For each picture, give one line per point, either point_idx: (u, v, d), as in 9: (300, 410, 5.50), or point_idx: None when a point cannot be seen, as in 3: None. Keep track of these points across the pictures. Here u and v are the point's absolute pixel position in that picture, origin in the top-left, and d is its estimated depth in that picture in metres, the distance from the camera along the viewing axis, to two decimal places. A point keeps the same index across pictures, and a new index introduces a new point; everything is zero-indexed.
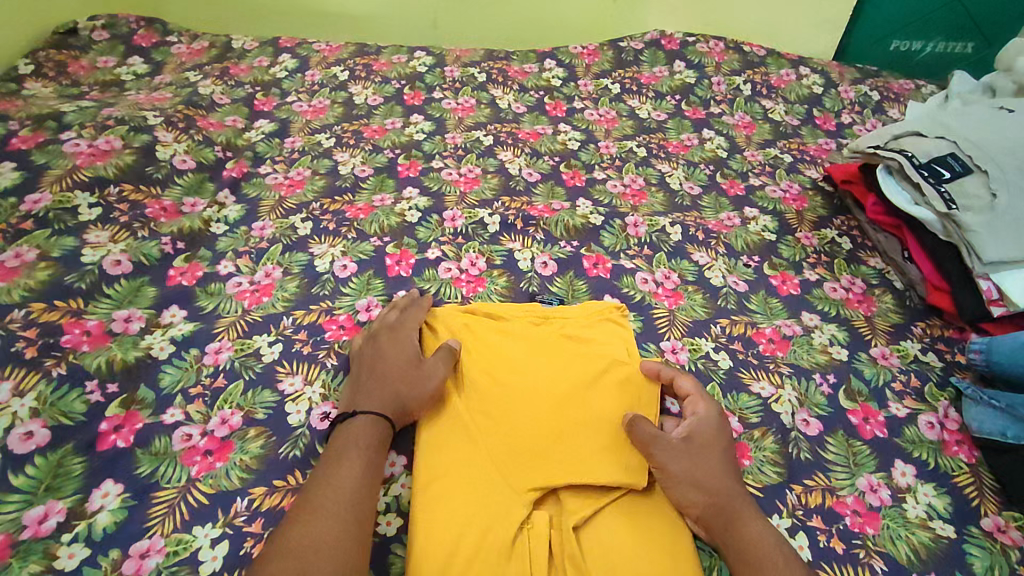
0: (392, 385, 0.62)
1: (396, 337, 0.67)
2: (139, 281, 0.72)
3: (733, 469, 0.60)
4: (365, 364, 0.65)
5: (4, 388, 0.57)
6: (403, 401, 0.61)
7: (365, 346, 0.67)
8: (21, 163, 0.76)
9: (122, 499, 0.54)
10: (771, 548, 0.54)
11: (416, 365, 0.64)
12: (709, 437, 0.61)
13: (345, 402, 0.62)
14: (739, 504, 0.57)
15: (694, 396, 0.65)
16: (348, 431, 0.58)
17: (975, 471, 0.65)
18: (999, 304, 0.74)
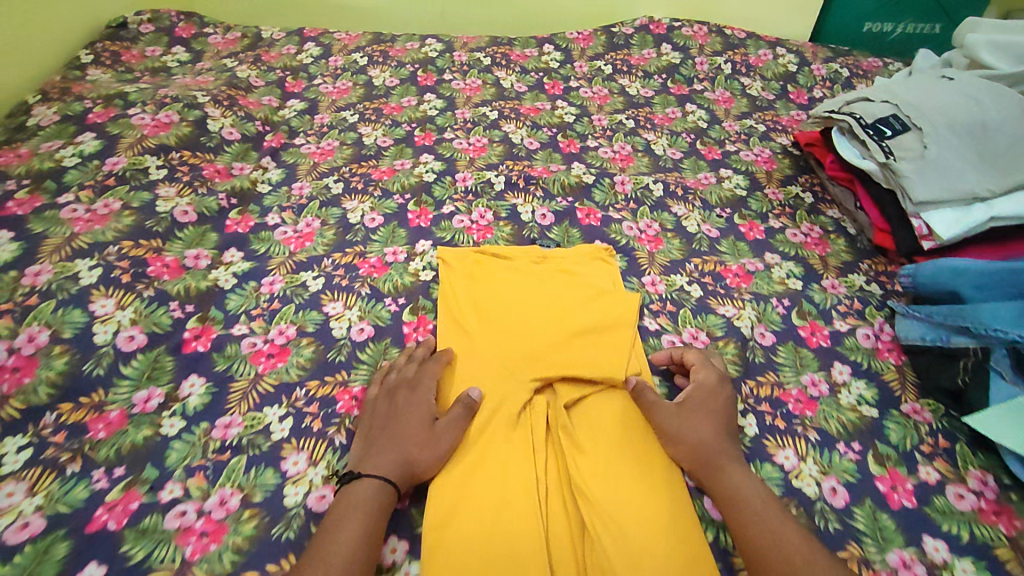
0: (402, 448, 0.63)
1: (416, 391, 0.68)
2: (204, 228, 0.86)
3: (728, 432, 0.68)
4: (378, 419, 0.66)
5: (110, 303, 0.72)
6: (410, 464, 0.62)
7: (383, 399, 0.68)
8: (100, 133, 0.91)
9: (207, 387, 0.70)
10: (752, 497, 0.61)
11: (430, 428, 0.65)
12: (711, 402, 0.70)
13: (354, 457, 0.64)
14: (730, 459, 0.65)
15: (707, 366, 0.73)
16: (353, 489, 0.59)
17: (900, 370, 0.78)
18: (929, 239, 0.85)
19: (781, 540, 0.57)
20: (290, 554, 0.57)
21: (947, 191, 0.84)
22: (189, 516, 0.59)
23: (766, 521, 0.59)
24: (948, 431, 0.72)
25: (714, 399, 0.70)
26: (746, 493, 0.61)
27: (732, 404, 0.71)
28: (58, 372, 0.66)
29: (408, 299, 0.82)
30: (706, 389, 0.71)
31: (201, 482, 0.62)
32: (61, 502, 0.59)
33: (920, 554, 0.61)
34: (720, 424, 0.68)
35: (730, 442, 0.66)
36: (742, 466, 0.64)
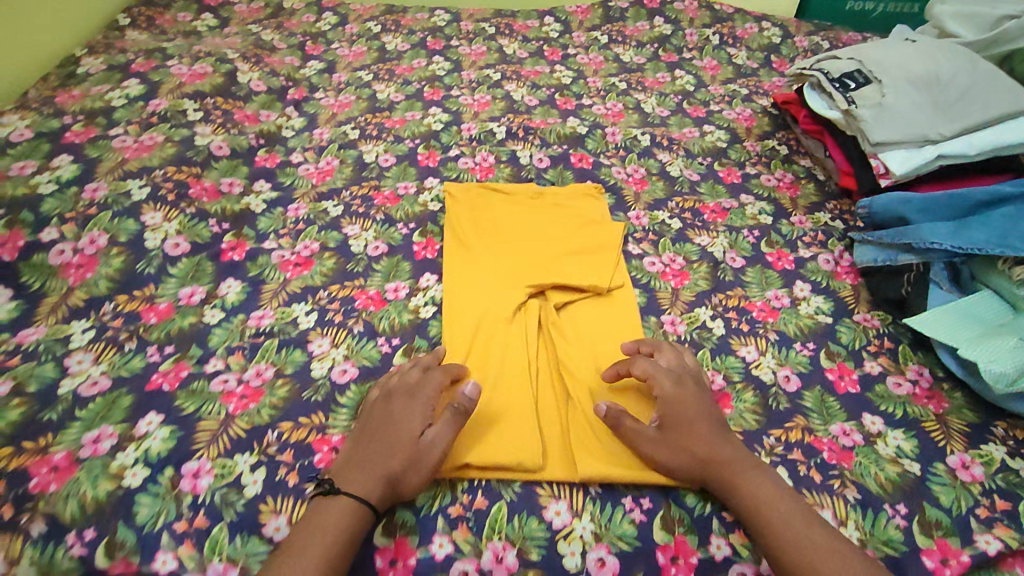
0: (387, 461, 0.59)
1: (411, 399, 0.64)
2: (236, 162, 0.96)
3: (719, 435, 0.63)
4: (369, 427, 0.63)
5: (158, 216, 0.82)
6: (393, 482, 0.59)
7: (379, 404, 0.65)
8: (143, 79, 1.01)
9: (242, 288, 0.80)
10: (768, 505, 0.59)
11: (421, 442, 0.61)
12: (687, 411, 0.64)
13: (337, 468, 0.61)
14: (734, 465, 0.61)
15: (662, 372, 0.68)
16: (324, 510, 0.57)
17: (855, 288, 0.88)
18: (886, 177, 0.94)
19: (804, 543, 0.56)
20: (319, 411, 0.67)
21: (901, 132, 0.93)
22: (230, 382, 0.69)
23: (788, 524, 0.57)
24: (893, 335, 0.82)
25: (688, 407, 0.65)
26: (764, 501, 0.59)
27: (706, 406, 0.66)
28: (116, 270, 0.77)
29: (418, 224, 0.92)
30: (679, 401, 0.65)
31: (240, 359, 0.72)
32: (123, 368, 0.69)
33: (858, 426, 0.71)
34: (708, 434, 0.63)
35: (727, 445, 0.63)
36: (746, 466, 0.62)
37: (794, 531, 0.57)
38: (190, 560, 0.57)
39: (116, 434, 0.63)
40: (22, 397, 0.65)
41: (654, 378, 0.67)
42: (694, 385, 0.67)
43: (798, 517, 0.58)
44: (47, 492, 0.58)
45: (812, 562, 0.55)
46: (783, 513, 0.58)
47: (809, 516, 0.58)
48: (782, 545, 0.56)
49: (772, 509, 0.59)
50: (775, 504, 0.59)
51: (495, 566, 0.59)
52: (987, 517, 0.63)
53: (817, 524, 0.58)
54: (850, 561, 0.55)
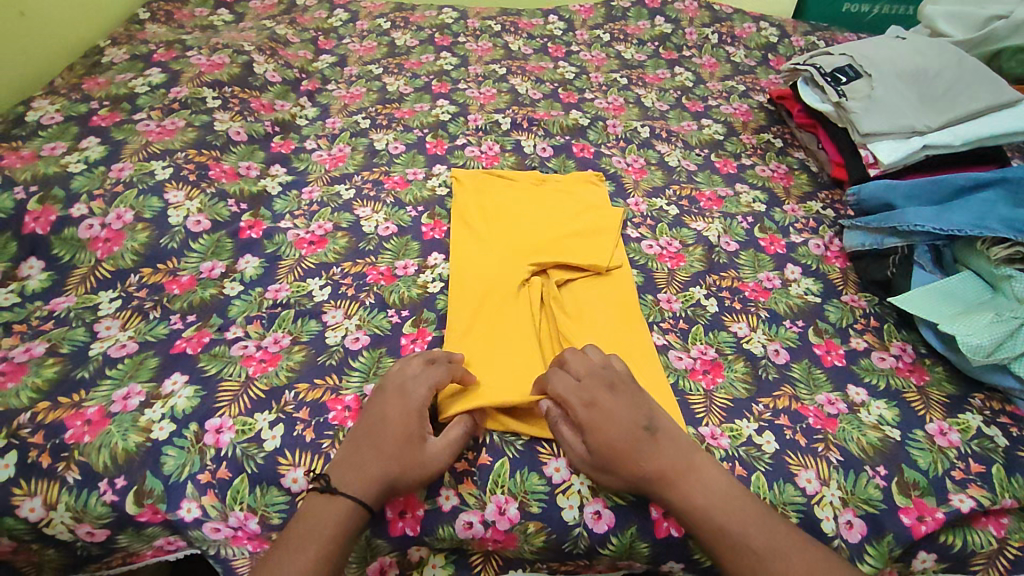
0: (382, 460, 0.59)
1: (406, 397, 0.63)
2: (253, 147, 1.01)
3: (642, 448, 0.60)
4: (365, 424, 0.62)
5: (180, 195, 0.87)
6: (387, 482, 0.59)
7: (375, 397, 0.65)
8: (165, 69, 1.06)
9: (259, 263, 0.84)
10: (705, 514, 0.58)
11: (418, 443, 0.61)
12: (608, 433, 0.61)
13: (333, 463, 0.61)
14: (665, 479, 0.59)
15: (573, 390, 0.64)
16: (320, 508, 0.57)
17: (844, 272, 0.92)
18: (875, 166, 0.99)
19: (748, 549, 0.56)
20: (333, 374, 0.71)
21: (889, 124, 0.98)
22: (250, 348, 0.73)
23: (729, 530, 0.57)
24: (879, 315, 0.85)
25: (606, 429, 0.61)
26: (699, 512, 0.58)
27: (626, 419, 0.61)
28: (141, 244, 0.81)
29: (426, 208, 0.96)
30: (596, 424, 0.61)
31: (258, 328, 0.76)
32: (148, 334, 0.73)
33: (843, 396, 0.74)
34: (631, 453, 0.60)
35: (653, 458, 0.60)
36: (677, 474, 0.60)
37: (737, 538, 0.57)
38: (213, 508, 0.62)
39: (143, 392, 0.66)
40: (56, 357, 0.69)
41: (569, 403, 0.63)
42: (608, 396, 0.63)
43: (739, 520, 0.57)
44: (81, 443, 0.62)
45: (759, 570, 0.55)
46: (723, 519, 0.57)
47: (748, 513, 0.58)
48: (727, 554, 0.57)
49: (709, 518, 0.58)
50: (713, 512, 0.58)
51: (498, 517, 0.63)
52: (962, 479, 0.67)
53: (761, 522, 0.58)
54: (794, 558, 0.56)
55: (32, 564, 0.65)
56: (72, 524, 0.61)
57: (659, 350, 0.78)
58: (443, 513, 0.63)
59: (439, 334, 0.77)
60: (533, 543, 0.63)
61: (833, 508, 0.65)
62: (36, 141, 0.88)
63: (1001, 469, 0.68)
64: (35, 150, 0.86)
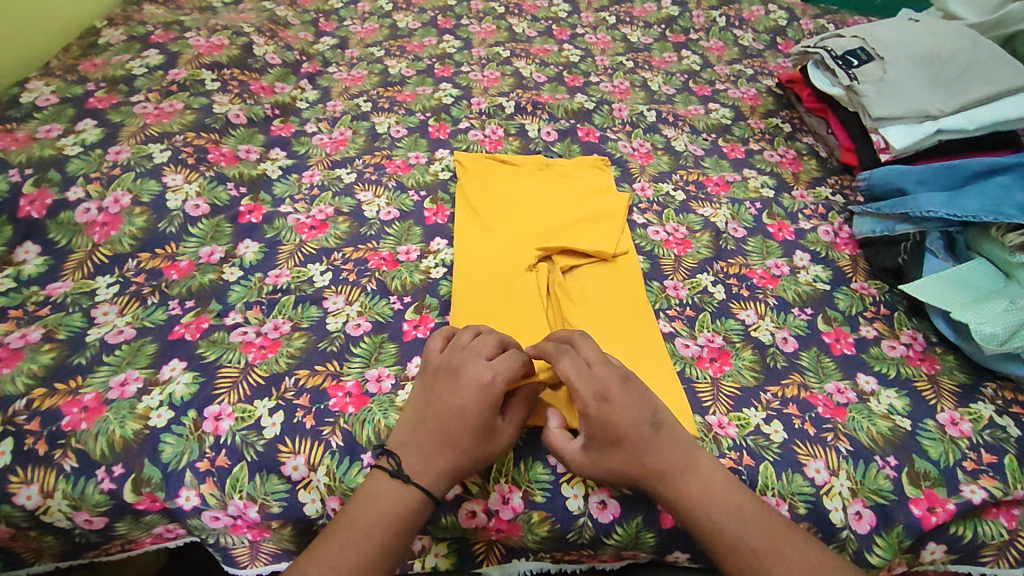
0: (455, 452, 0.57)
1: (484, 387, 0.59)
2: (252, 130, 0.99)
3: (643, 444, 0.58)
4: (436, 409, 0.59)
5: (178, 178, 0.85)
6: (458, 473, 0.58)
7: (447, 379, 0.61)
8: (162, 50, 1.05)
9: (259, 248, 0.82)
10: (704, 513, 0.56)
11: (492, 435, 0.59)
12: (611, 426, 0.58)
13: (400, 444, 0.59)
14: (665, 476, 0.58)
15: (581, 376, 0.60)
16: (389, 495, 0.55)
17: (853, 259, 0.90)
18: (886, 151, 0.97)
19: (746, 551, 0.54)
20: (334, 360, 0.70)
21: (902, 108, 0.96)
22: (249, 334, 0.72)
23: (728, 530, 0.55)
24: (889, 302, 0.84)
25: (610, 422, 0.58)
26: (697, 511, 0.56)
27: (631, 411, 0.59)
28: (138, 228, 0.79)
29: (429, 192, 0.95)
30: (601, 414, 0.58)
31: (258, 314, 0.74)
32: (146, 320, 0.71)
33: (852, 385, 0.73)
34: (631, 448, 0.58)
35: (654, 454, 0.58)
36: (676, 472, 0.58)
37: (735, 538, 0.54)
38: (212, 497, 0.61)
39: (141, 378, 0.65)
40: (52, 343, 0.68)
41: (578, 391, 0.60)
42: (619, 388, 0.60)
43: (738, 521, 0.55)
44: (78, 430, 0.61)
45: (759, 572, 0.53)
46: (720, 519, 0.55)
47: (748, 514, 0.56)
48: (724, 555, 0.55)
49: (708, 518, 0.56)
50: (712, 512, 0.56)
51: (501, 507, 0.62)
52: (973, 469, 0.66)
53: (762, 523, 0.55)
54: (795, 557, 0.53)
55: (30, 551, 0.64)
56: (70, 512, 0.60)
57: (666, 338, 0.77)
58: (447, 502, 0.62)
59: (442, 321, 0.76)
60: (536, 533, 0.62)
61: (843, 498, 0.64)
62: (31, 123, 0.86)
63: (1013, 460, 0.66)
64: (30, 133, 0.85)
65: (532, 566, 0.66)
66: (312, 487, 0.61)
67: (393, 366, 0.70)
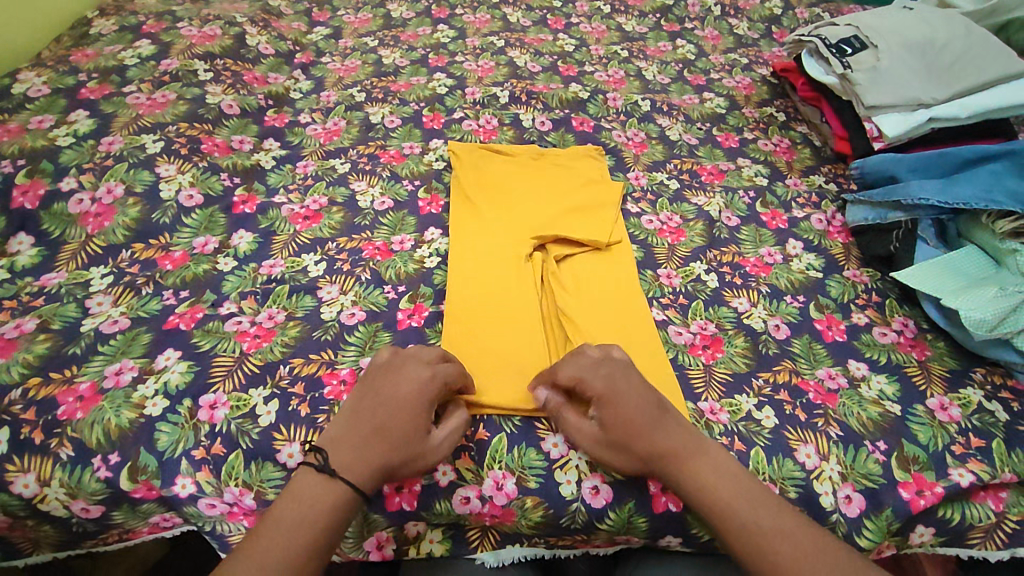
0: (387, 449, 0.57)
1: (423, 386, 0.60)
2: (246, 121, 0.99)
3: (657, 424, 0.60)
4: (371, 405, 0.59)
5: (172, 169, 0.85)
6: (388, 471, 0.57)
7: (386, 377, 0.61)
8: (155, 40, 1.04)
9: (253, 238, 0.82)
10: (715, 493, 0.57)
11: (426, 433, 0.59)
12: (622, 409, 0.60)
13: (331, 439, 0.58)
14: (677, 458, 0.59)
15: (587, 368, 0.62)
16: (315, 492, 0.55)
17: (846, 247, 0.90)
18: (879, 140, 0.97)
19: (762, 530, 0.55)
20: (329, 348, 0.70)
21: (895, 97, 0.96)
22: (244, 323, 0.71)
23: (741, 509, 0.56)
24: (881, 290, 0.84)
25: (621, 407, 0.60)
26: (709, 492, 0.57)
27: (639, 395, 0.61)
28: (132, 219, 0.79)
29: (423, 182, 0.95)
30: (610, 398, 0.60)
31: (252, 303, 0.74)
32: (141, 309, 0.71)
33: (843, 371, 0.74)
34: (646, 428, 0.59)
35: (664, 436, 0.60)
36: (686, 455, 0.59)
37: (744, 517, 0.56)
38: (208, 484, 0.61)
39: (136, 367, 0.65)
40: (47, 333, 0.68)
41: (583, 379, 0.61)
42: (622, 374, 0.62)
43: (747, 501, 0.57)
44: (74, 419, 0.61)
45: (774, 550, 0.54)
46: (730, 499, 0.57)
47: (754, 497, 0.57)
48: (732, 535, 0.56)
49: (719, 497, 0.57)
50: (723, 491, 0.57)
51: (495, 493, 0.62)
52: (962, 453, 0.66)
53: (768, 502, 0.57)
54: (798, 537, 0.55)
55: (28, 541, 0.64)
56: (66, 501, 0.60)
57: (658, 326, 0.77)
58: (440, 489, 0.62)
59: (436, 309, 0.77)
60: (529, 518, 0.62)
61: (832, 482, 0.64)
62: (23, 114, 0.86)
63: (1001, 444, 0.67)
64: (22, 124, 0.85)
65: (525, 552, 0.66)
66: None
67: None
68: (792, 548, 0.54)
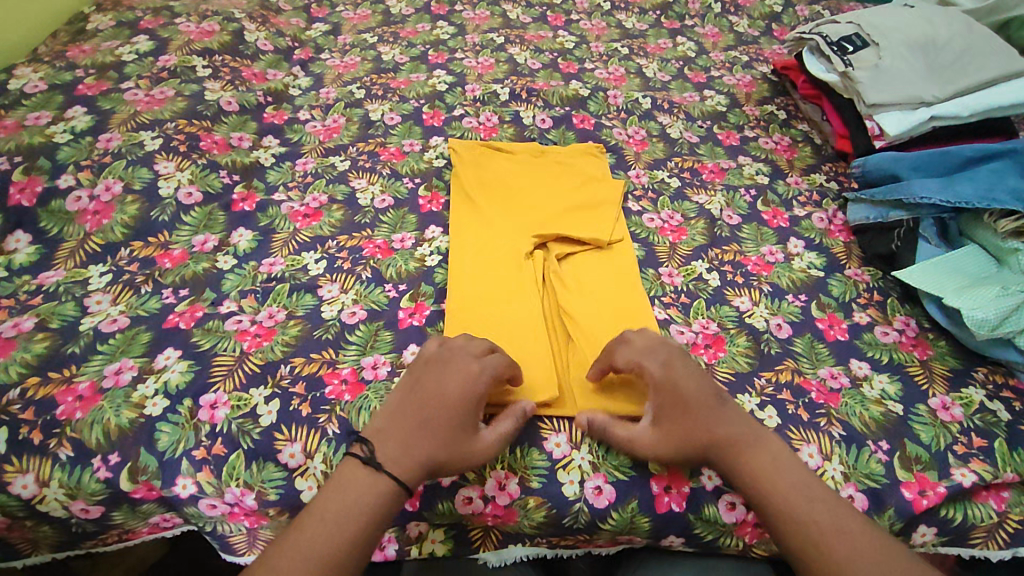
0: (434, 443, 0.57)
1: (472, 380, 0.60)
2: (245, 118, 0.98)
3: (714, 409, 0.61)
4: (419, 399, 0.59)
5: (171, 166, 0.84)
6: (434, 466, 0.57)
7: (435, 369, 0.62)
8: (152, 36, 1.03)
9: (253, 236, 0.82)
10: (772, 481, 0.57)
11: (473, 430, 0.59)
12: (679, 394, 0.61)
13: (377, 431, 0.58)
14: (733, 445, 0.59)
15: (647, 354, 0.64)
16: (362, 483, 0.54)
17: (847, 246, 0.90)
18: (881, 138, 0.97)
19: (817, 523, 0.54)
20: (330, 348, 0.70)
21: (897, 95, 0.96)
22: (244, 322, 0.71)
23: (796, 498, 0.56)
24: (882, 289, 0.84)
25: (678, 391, 0.61)
26: (765, 479, 0.57)
27: (698, 383, 0.62)
28: (131, 216, 0.78)
29: (423, 179, 0.94)
30: (668, 382, 0.62)
31: (252, 302, 0.73)
32: (140, 308, 0.71)
33: (845, 370, 0.73)
34: (703, 411, 0.60)
35: (722, 422, 0.60)
36: (744, 443, 0.59)
37: (802, 507, 0.55)
38: (209, 485, 0.60)
39: (136, 367, 0.65)
40: (45, 332, 0.67)
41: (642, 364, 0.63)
42: (683, 364, 0.63)
43: (805, 493, 0.56)
44: (73, 419, 0.61)
45: (826, 541, 0.53)
46: (788, 489, 0.56)
47: (816, 489, 0.56)
48: (786, 528, 0.55)
49: (777, 486, 0.56)
50: (782, 479, 0.57)
51: (498, 493, 0.62)
52: (964, 453, 0.66)
53: (824, 495, 0.56)
54: (858, 534, 0.53)
55: (27, 541, 0.64)
56: (66, 501, 0.60)
57: (660, 325, 0.77)
58: (443, 489, 0.62)
59: (438, 308, 0.76)
60: (533, 518, 0.62)
61: (835, 483, 0.64)
62: (19, 110, 0.85)
63: (1002, 444, 0.67)
64: (19, 120, 0.84)
65: (527, 552, 0.66)
66: (309, 475, 0.61)
67: (389, 353, 0.70)
68: (848, 539, 0.53)
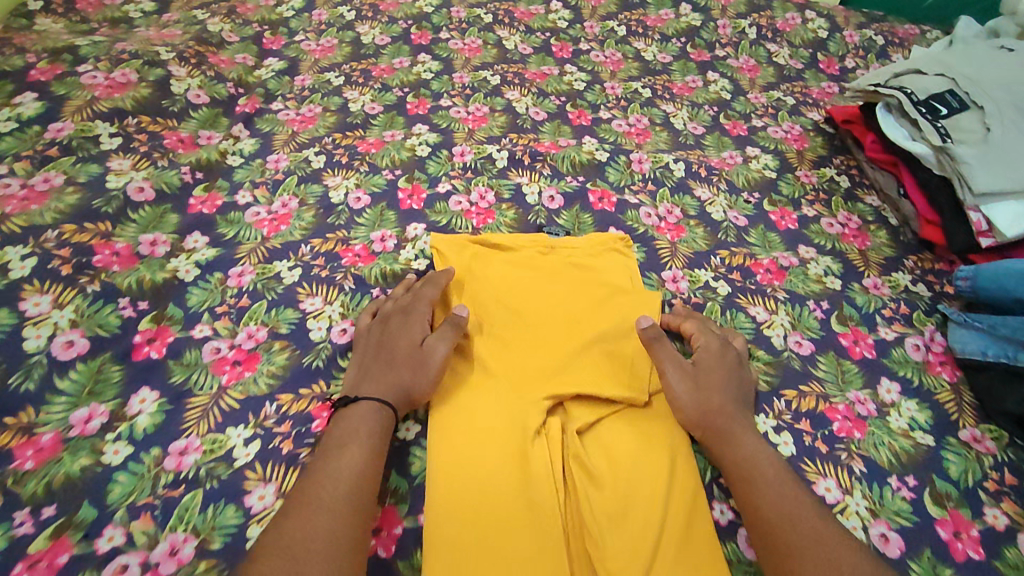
0: (399, 367, 0.60)
1: (407, 313, 0.65)
2: (162, 208, 0.75)
3: (739, 395, 0.62)
4: (373, 345, 0.63)
5: (44, 301, 0.62)
6: (406, 387, 0.59)
7: (377, 326, 0.65)
8: (42, 93, 0.78)
9: (159, 404, 0.60)
10: (766, 461, 0.56)
11: (420, 347, 0.62)
12: (714, 365, 0.64)
13: (348, 385, 0.61)
14: (741, 420, 0.60)
15: (704, 331, 0.68)
16: (345, 418, 0.56)
17: (956, 389, 0.69)
18: (988, 235, 0.76)
19: (790, 503, 0.52)
20: None
21: (1013, 182, 0.74)
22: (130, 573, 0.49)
23: (776, 476, 0.55)
24: (1014, 466, 0.63)
25: (714, 366, 0.64)
26: (757, 458, 0.56)
27: (740, 368, 0.65)
28: None
29: None
30: (708, 354, 0.65)
31: (146, 528, 0.52)
32: None
33: None
34: (728, 390, 0.62)
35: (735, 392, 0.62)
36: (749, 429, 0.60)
37: (781, 487, 0.54)
38: None
39: None
40: None
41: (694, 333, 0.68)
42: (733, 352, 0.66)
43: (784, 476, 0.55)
44: None
45: (791, 516, 0.51)
46: (773, 470, 0.55)
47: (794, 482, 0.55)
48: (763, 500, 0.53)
49: (761, 464, 0.56)
50: (765, 462, 0.56)
51: None
52: None
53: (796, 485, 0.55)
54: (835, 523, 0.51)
55: None
56: None
57: (722, 534, 0.57)
58: None
59: (414, 524, 0.56)
60: None
61: None
62: None
63: None
64: None
65: None
66: None
67: None
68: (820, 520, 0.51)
